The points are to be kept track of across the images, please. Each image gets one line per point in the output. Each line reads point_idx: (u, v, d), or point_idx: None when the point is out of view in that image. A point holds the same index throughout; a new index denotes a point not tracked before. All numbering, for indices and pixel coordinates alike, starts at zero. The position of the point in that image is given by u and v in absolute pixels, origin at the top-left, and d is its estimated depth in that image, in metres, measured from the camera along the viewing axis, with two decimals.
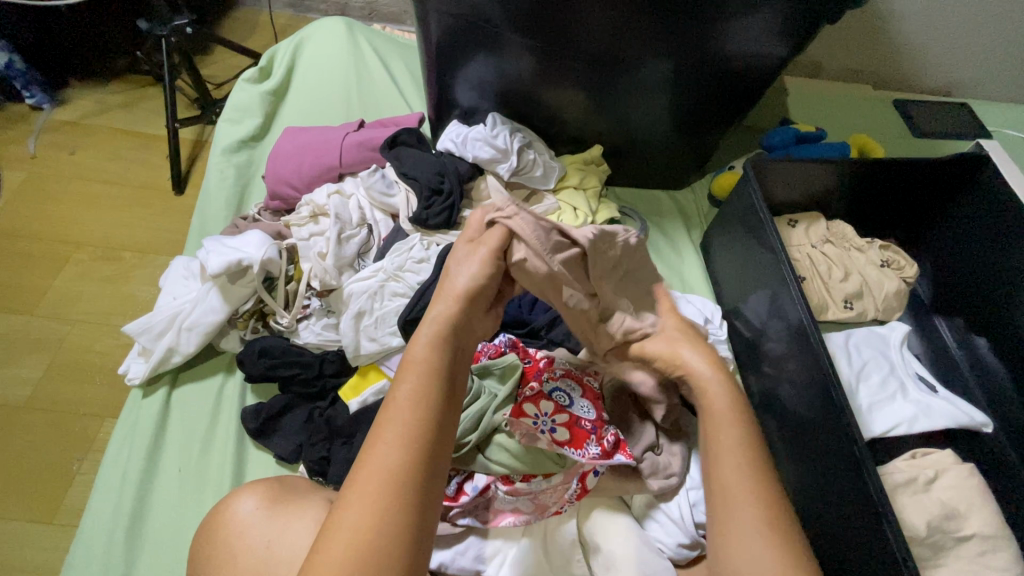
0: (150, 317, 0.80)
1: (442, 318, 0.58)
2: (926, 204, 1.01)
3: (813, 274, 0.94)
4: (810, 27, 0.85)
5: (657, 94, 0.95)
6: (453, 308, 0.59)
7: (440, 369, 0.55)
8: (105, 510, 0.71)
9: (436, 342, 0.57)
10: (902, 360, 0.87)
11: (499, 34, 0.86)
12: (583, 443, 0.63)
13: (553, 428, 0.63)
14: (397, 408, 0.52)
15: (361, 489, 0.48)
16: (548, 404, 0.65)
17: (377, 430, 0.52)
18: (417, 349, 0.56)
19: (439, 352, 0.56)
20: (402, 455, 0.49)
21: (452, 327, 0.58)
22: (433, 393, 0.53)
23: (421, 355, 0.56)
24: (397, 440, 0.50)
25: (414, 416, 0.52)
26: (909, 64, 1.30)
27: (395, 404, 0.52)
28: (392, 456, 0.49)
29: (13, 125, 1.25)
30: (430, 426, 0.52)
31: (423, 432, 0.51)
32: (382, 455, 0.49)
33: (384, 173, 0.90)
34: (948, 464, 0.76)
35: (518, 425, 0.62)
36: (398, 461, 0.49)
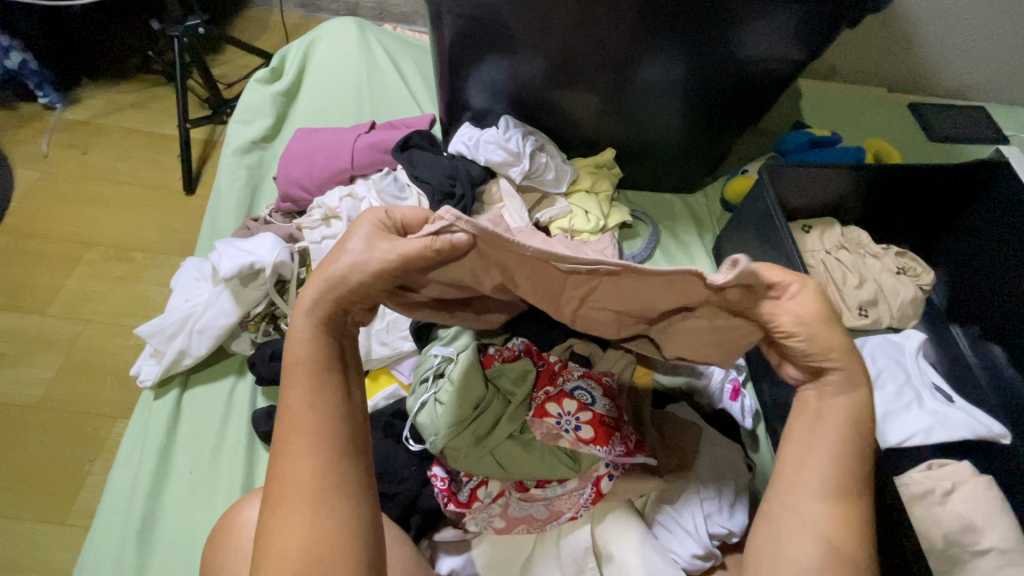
0: (162, 319, 0.80)
1: (320, 306, 0.50)
2: (943, 210, 1.00)
3: (828, 280, 0.93)
4: (827, 31, 0.84)
5: (670, 98, 0.94)
6: (329, 297, 0.50)
7: (333, 361, 0.50)
8: (117, 511, 0.71)
9: (320, 334, 0.50)
10: (917, 369, 0.86)
11: (513, 37, 0.85)
12: (608, 440, 0.60)
13: (577, 426, 0.61)
14: (295, 415, 0.47)
15: (284, 506, 0.45)
16: (571, 403, 0.62)
17: (280, 441, 0.48)
18: (300, 345, 0.49)
19: (323, 343, 0.50)
20: (311, 466, 0.46)
21: (333, 311, 0.50)
22: (328, 390, 0.48)
23: (304, 353, 0.49)
24: (302, 452, 0.46)
25: (311, 423, 0.47)
26: (925, 68, 1.28)
27: (291, 412, 0.48)
28: (303, 470, 0.46)
29: (27, 125, 1.25)
30: (336, 428, 0.48)
31: (323, 433, 0.47)
32: (293, 472, 0.46)
33: (396, 176, 0.91)
34: (965, 476, 0.74)
35: (540, 424, 0.61)
36: (311, 472, 0.46)
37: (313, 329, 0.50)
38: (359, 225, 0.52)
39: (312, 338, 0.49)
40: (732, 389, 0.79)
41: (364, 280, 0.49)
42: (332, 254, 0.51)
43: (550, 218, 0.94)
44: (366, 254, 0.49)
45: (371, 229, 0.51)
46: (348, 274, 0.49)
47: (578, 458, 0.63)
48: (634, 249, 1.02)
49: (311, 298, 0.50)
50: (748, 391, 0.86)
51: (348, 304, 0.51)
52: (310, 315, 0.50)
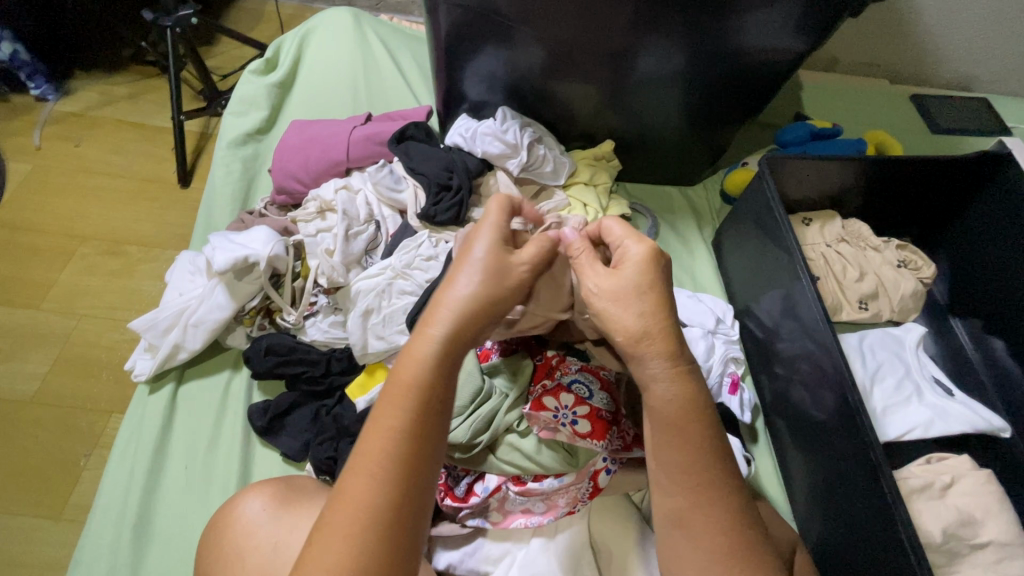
0: (156, 313, 0.79)
1: (447, 328, 0.48)
2: (943, 203, 0.99)
3: (827, 273, 0.93)
4: (830, 21, 0.82)
5: (669, 89, 0.93)
6: (455, 318, 0.48)
7: (441, 391, 0.47)
8: (113, 506, 0.71)
9: (438, 357, 0.47)
10: (917, 363, 0.86)
11: (510, 27, 0.84)
12: (605, 434, 0.60)
13: (575, 419, 0.60)
14: (388, 434, 0.45)
15: (344, 527, 0.43)
16: (568, 397, 0.62)
17: (360, 455, 0.45)
18: (411, 361, 0.47)
19: (439, 372, 0.47)
20: (382, 501, 0.44)
21: (464, 333, 0.48)
22: (429, 423, 0.46)
23: (417, 374, 0.46)
24: (379, 484, 0.44)
25: (403, 451, 0.45)
26: (926, 60, 1.27)
27: (384, 434, 0.45)
28: (370, 494, 0.44)
29: (20, 116, 1.24)
30: (420, 463, 0.45)
31: (409, 472, 0.45)
32: (365, 496, 0.43)
33: (392, 168, 0.89)
34: (964, 469, 0.74)
35: (537, 418, 0.61)
36: (382, 502, 0.44)
37: (442, 339, 0.47)
38: (477, 247, 0.52)
39: (435, 362, 0.47)
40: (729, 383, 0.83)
41: (496, 299, 0.50)
42: (458, 272, 0.50)
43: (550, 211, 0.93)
44: (486, 276, 0.50)
45: (494, 249, 0.52)
46: (479, 294, 0.49)
47: (575, 453, 0.62)
48: None
49: (442, 317, 0.48)
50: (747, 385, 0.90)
51: (477, 330, 0.49)
52: (440, 329, 0.48)
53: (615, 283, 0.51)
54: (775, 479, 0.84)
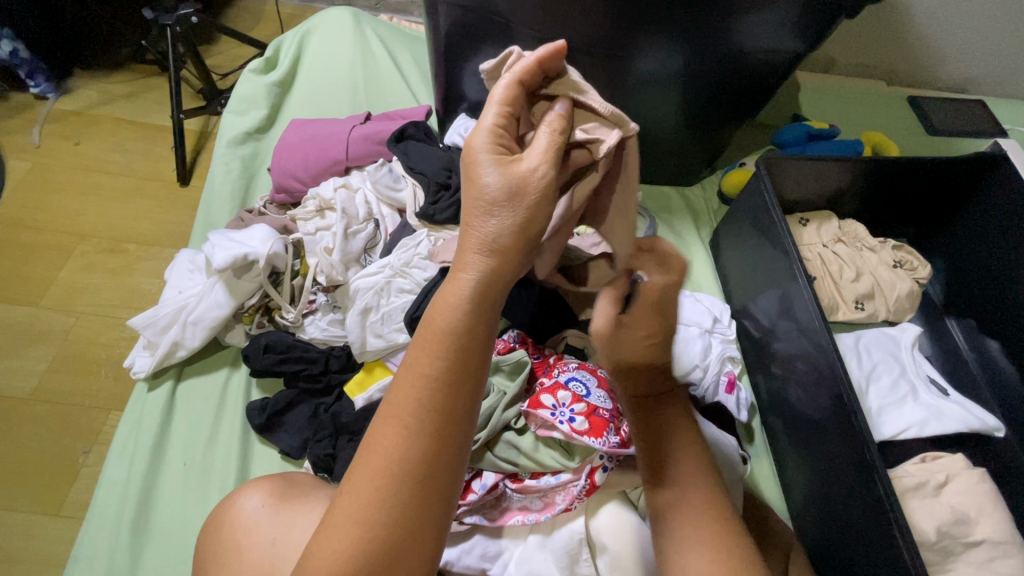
0: (155, 311, 0.79)
1: (481, 271, 0.46)
2: (938, 205, 1.00)
3: (824, 273, 0.93)
4: (828, 22, 0.83)
5: (668, 90, 0.94)
6: (491, 256, 0.46)
7: (478, 339, 0.46)
8: (113, 501, 0.71)
9: (472, 303, 0.46)
10: (913, 362, 0.87)
11: (510, 28, 0.85)
12: (602, 432, 0.60)
13: (572, 417, 0.61)
14: (421, 382, 0.44)
15: (373, 478, 0.43)
16: (566, 394, 0.62)
17: (393, 403, 0.45)
18: (445, 309, 0.45)
19: (470, 318, 0.45)
20: (412, 453, 0.43)
21: (501, 271, 0.46)
22: (463, 375, 0.45)
23: (451, 323, 0.45)
24: (409, 435, 0.43)
25: (436, 401, 0.44)
26: (922, 62, 1.28)
27: (415, 383, 0.44)
28: (401, 446, 0.43)
29: (19, 115, 1.24)
30: (454, 417, 0.44)
31: (440, 423, 0.44)
32: (397, 447, 0.43)
33: (392, 167, 0.90)
34: (957, 468, 0.75)
35: (535, 416, 0.62)
36: (414, 455, 0.43)
37: (476, 282, 0.46)
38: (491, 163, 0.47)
39: (471, 309, 0.45)
40: (727, 382, 0.82)
41: (529, 226, 0.47)
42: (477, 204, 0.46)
43: None
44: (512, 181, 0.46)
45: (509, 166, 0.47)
46: (511, 226, 0.46)
47: (572, 451, 0.63)
48: None
49: (479, 255, 0.46)
50: (744, 384, 0.90)
51: (514, 269, 0.47)
52: (474, 270, 0.46)
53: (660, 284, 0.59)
54: (771, 477, 0.84)
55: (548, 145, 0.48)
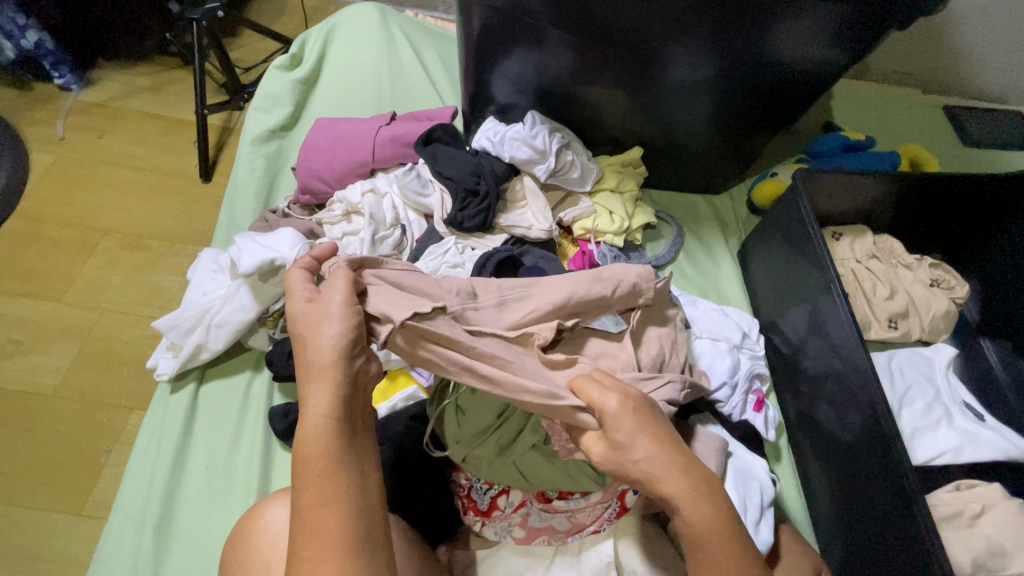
0: (180, 312, 0.79)
1: (327, 392, 0.47)
2: (975, 222, 0.97)
3: (857, 290, 0.91)
4: (871, 33, 0.80)
5: (700, 99, 0.91)
6: (329, 374, 0.47)
7: (346, 470, 0.46)
8: (135, 503, 0.71)
9: (332, 422, 0.47)
10: (948, 386, 0.84)
11: (542, 28, 0.82)
12: None
13: None
14: (315, 519, 0.45)
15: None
16: None
17: (303, 549, 0.44)
18: (309, 443, 0.46)
19: (338, 433, 0.47)
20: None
21: (344, 383, 0.48)
22: (343, 493, 0.45)
23: (319, 451, 0.46)
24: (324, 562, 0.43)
25: (331, 523, 0.44)
26: (963, 70, 1.24)
27: (310, 520, 0.45)
28: None
29: (44, 107, 1.23)
30: (351, 521, 0.45)
31: (345, 535, 0.44)
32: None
33: (419, 172, 0.88)
34: (995, 498, 0.73)
35: None
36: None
37: (325, 413, 0.47)
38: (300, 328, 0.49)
39: (327, 427, 0.46)
40: (755, 400, 0.81)
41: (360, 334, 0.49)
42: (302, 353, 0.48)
43: (574, 218, 0.92)
44: (336, 323, 0.48)
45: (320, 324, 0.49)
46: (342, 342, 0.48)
47: (602, 471, 0.61)
48: (658, 251, 1.00)
49: (324, 376, 0.47)
50: (770, 402, 0.88)
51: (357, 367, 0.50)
52: (317, 402, 0.47)
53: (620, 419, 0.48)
54: (799, 500, 0.81)
55: (346, 295, 0.50)
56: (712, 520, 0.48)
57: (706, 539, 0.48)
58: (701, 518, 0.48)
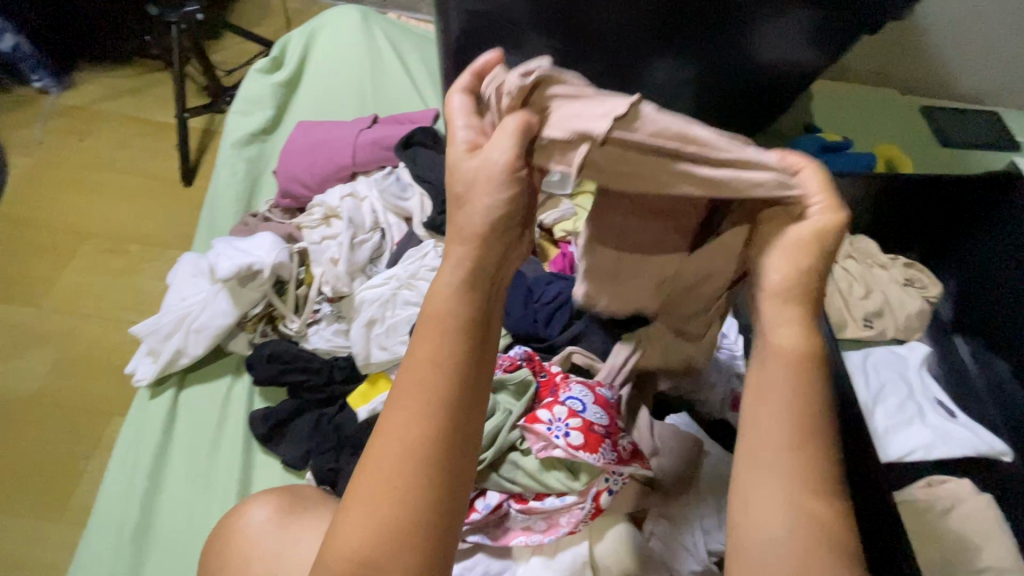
0: (158, 318, 0.78)
1: (462, 259, 0.43)
2: (946, 222, 0.99)
3: (833, 290, 0.92)
4: (842, 35, 0.82)
5: (679, 101, 0.92)
6: (475, 240, 0.42)
7: (461, 352, 0.42)
8: (115, 508, 0.71)
9: (461, 287, 0.43)
10: (920, 384, 0.86)
11: (521, 34, 0.83)
12: (597, 447, 0.59)
13: (567, 432, 0.60)
14: (409, 382, 0.42)
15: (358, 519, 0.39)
16: (562, 409, 0.61)
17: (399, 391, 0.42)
18: (437, 298, 0.43)
19: (463, 309, 0.43)
20: (419, 432, 0.40)
21: (494, 252, 0.43)
22: (449, 377, 0.41)
23: (446, 315, 0.42)
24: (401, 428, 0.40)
25: (428, 408, 0.41)
26: (938, 71, 1.26)
27: (417, 388, 0.41)
28: (409, 433, 0.40)
29: (23, 110, 1.22)
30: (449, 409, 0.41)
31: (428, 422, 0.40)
32: (398, 434, 0.40)
33: (398, 175, 0.89)
34: (965, 493, 0.74)
35: (533, 433, 0.61)
36: (411, 442, 0.40)
37: (457, 284, 0.43)
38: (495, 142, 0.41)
39: (463, 290, 0.43)
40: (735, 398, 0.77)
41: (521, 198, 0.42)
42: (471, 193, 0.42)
43: (555, 220, 0.93)
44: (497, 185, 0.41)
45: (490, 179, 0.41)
46: (505, 201, 0.42)
47: (578, 474, 0.61)
48: None
49: (463, 241, 0.42)
50: None
51: (512, 237, 0.43)
52: (450, 278, 0.43)
53: (827, 226, 0.43)
54: None
55: (511, 153, 0.41)
56: (804, 368, 0.43)
57: (790, 370, 0.43)
58: (795, 345, 0.44)
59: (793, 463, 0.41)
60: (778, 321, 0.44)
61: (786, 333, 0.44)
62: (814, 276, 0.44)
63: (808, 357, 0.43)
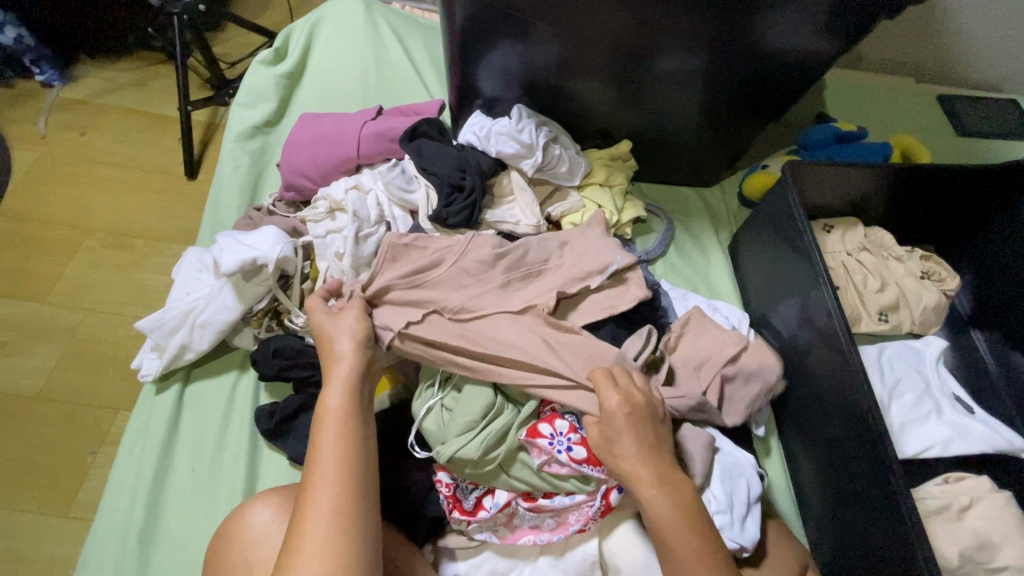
0: (162, 313, 0.78)
1: (347, 372, 0.61)
2: (966, 213, 0.96)
3: (848, 283, 0.90)
4: (859, 23, 0.79)
5: (688, 91, 0.90)
6: (347, 363, 0.61)
7: (354, 422, 0.57)
8: (121, 505, 0.71)
9: (345, 401, 0.58)
10: (937, 378, 0.84)
11: (527, 21, 0.81)
12: (601, 459, 0.61)
13: (570, 446, 0.61)
14: (324, 454, 0.54)
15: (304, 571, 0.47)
16: (563, 423, 0.63)
17: (310, 473, 0.53)
18: (332, 398, 0.58)
19: (352, 402, 0.58)
20: (335, 486, 0.51)
21: (357, 368, 0.61)
22: (354, 438, 0.55)
23: (337, 405, 0.58)
24: (328, 481, 0.52)
25: (345, 461, 0.53)
26: (956, 59, 1.23)
27: (328, 455, 0.53)
28: (331, 488, 0.51)
29: (26, 104, 1.22)
30: (355, 459, 0.54)
31: (348, 470, 0.53)
32: (325, 501, 0.50)
33: (404, 167, 0.87)
34: (983, 491, 0.72)
35: (535, 446, 0.62)
36: (333, 497, 0.51)
37: (341, 399, 0.58)
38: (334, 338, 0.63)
39: (346, 398, 0.58)
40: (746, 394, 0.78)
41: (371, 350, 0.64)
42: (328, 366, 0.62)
43: (563, 212, 0.91)
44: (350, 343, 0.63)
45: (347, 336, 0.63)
46: (358, 349, 0.63)
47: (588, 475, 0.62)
48: (648, 244, 0.99)
49: (341, 362, 0.61)
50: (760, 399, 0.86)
51: (365, 359, 0.63)
52: (334, 398, 0.58)
53: (615, 404, 0.59)
54: (787, 494, 0.81)
55: (360, 318, 0.66)
56: (654, 472, 0.56)
57: (641, 471, 0.56)
58: (632, 457, 0.57)
59: (681, 536, 0.54)
60: (619, 433, 0.58)
61: (621, 443, 0.57)
62: (645, 423, 0.59)
63: (651, 463, 0.57)
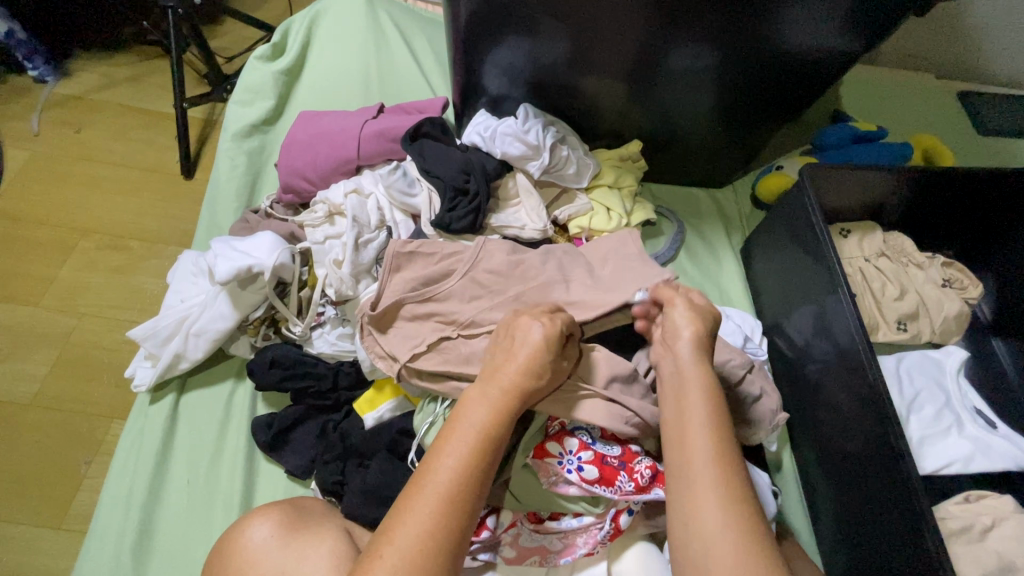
0: (156, 322, 0.75)
1: (486, 404, 0.55)
2: (992, 217, 0.92)
3: (865, 290, 0.87)
4: (883, 19, 0.75)
5: (702, 89, 0.87)
6: (488, 403, 0.55)
7: (483, 464, 0.51)
8: (113, 519, 0.69)
9: (480, 435, 0.53)
10: (958, 391, 0.81)
11: (534, 16, 0.77)
12: (613, 480, 0.58)
13: (580, 466, 0.58)
14: (436, 475, 0.50)
15: None
16: (573, 442, 0.59)
17: (415, 485, 0.50)
18: (468, 419, 0.54)
19: (486, 436, 0.53)
20: (431, 521, 0.48)
21: (500, 406, 0.55)
22: (475, 475, 0.51)
23: (472, 432, 0.53)
24: (426, 513, 0.48)
25: (452, 493, 0.49)
26: (979, 55, 1.18)
27: (438, 481, 0.50)
28: (427, 520, 0.48)
29: (18, 101, 1.19)
30: (457, 501, 0.49)
31: (451, 509, 0.49)
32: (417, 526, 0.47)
33: (405, 170, 0.84)
34: (1007, 511, 0.69)
35: (543, 467, 0.59)
36: (425, 530, 0.47)
37: (478, 420, 0.54)
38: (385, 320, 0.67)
39: (481, 430, 0.53)
40: None
41: (538, 387, 0.57)
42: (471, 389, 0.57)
43: (571, 215, 0.88)
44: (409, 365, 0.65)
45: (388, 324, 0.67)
46: (521, 380, 0.56)
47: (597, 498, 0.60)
48: (658, 248, 0.96)
49: (484, 390, 0.56)
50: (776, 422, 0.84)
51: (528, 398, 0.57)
52: (475, 416, 0.54)
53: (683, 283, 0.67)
54: (799, 511, 0.79)
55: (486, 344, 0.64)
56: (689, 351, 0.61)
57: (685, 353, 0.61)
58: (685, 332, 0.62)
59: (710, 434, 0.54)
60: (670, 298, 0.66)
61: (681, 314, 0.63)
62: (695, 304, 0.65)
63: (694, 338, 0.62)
